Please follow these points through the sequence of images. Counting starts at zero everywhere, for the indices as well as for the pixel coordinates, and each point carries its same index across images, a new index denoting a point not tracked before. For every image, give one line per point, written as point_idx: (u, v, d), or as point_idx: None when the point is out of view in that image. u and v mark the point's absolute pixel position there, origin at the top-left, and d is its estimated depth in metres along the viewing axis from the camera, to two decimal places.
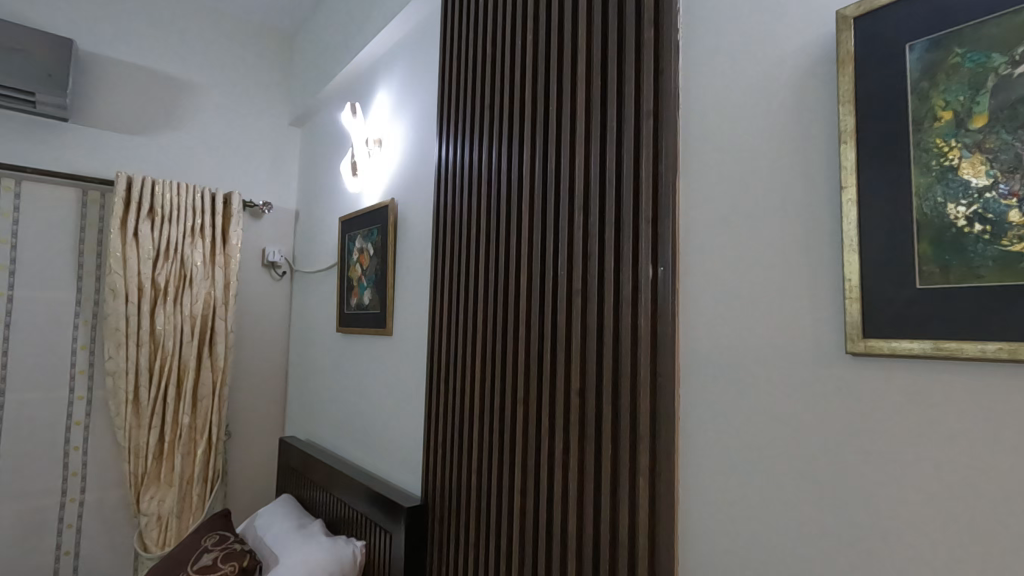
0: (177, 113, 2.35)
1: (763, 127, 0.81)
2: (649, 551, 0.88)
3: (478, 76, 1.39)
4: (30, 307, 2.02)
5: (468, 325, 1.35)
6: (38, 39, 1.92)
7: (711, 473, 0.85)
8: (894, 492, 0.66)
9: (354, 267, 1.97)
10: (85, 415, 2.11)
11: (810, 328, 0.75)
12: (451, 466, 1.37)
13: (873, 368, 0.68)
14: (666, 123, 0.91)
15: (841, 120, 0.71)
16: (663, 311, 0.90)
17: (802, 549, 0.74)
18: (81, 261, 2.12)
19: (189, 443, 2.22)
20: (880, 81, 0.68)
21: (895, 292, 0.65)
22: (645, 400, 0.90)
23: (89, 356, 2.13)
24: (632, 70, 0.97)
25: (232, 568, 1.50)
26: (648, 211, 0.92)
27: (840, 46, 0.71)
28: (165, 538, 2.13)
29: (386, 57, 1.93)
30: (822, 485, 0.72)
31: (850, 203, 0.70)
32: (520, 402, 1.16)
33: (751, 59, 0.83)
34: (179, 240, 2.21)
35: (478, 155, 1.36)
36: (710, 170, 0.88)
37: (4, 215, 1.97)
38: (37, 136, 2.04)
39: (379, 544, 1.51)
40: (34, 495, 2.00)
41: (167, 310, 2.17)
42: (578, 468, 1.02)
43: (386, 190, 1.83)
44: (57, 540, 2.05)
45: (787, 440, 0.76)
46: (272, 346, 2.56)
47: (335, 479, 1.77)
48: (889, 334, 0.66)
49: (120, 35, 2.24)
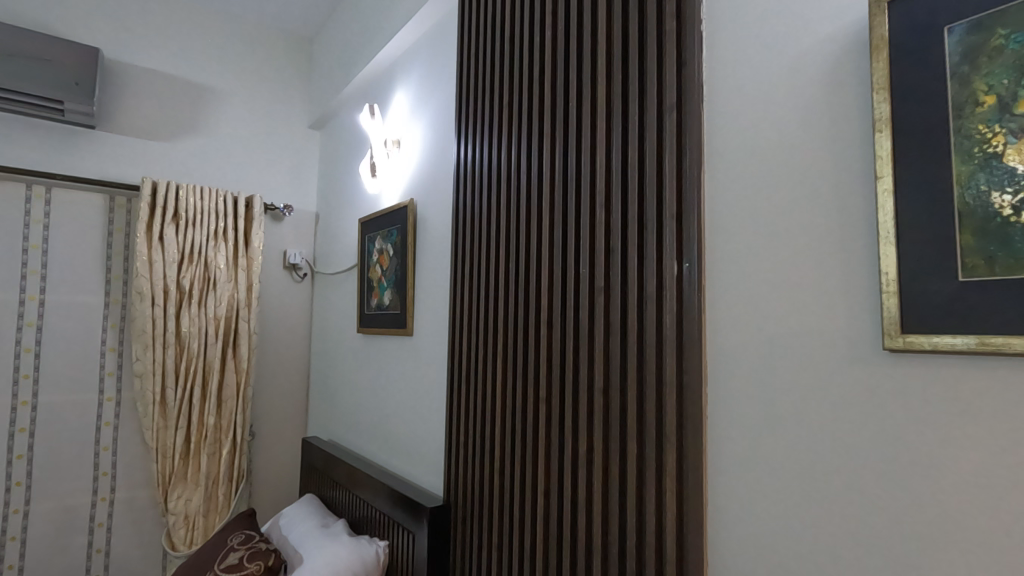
0: (200, 119, 2.40)
1: (792, 118, 0.79)
2: (676, 552, 0.86)
3: (496, 75, 1.38)
4: (61, 311, 2.07)
5: (488, 322, 1.35)
6: (65, 48, 1.97)
7: (741, 474, 0.83)
8: (938, 492, 0.63)
9: (374, 268, 1.98)
10: (114, 416, 2.16)
11: (845, 324, 0.72)
12: (473, 465, 1.36)
13: (912, 364, 0.66)
14: (689, 118, 0.89)
15: (875, 108, 0.68)
16: (690, 308, 0.88)
17: (836, 552, 0.72)
18: (109, 265, 2.16)
19: (215, 443, 2.25)
20: (916, 66, 0.65)
21: (936, 285, 0.63)
22: (671, 400, 0.89)
23: (118, 358, 2.17)
24: (654, 63, 0.95)
25: (258, 568, 1.52)
26: (672, 206, 0.90)
27: (873, 32, 0.68)
28: (193, 536, 2.18)
29: (403, 58, 1.94)
30: (857, 483, 0.70)
31: (886, 193, 0.67)
32: (542, 400, 1.15)
33: (779, 48, 0.81)
34: (202, 243, 2.24)
35: (497, 154, 1.35)
36: (736, 164, 0.86)
37: (35, 221, 2.03)
38: (65, 144, 2.10)
39: (402, 545, 1.51)
40: (66, 494, 2.05)
41: (191, 312, 2.20)
42: (602, 469, 1.01)
43: (406, 190, 1.84)
44: (89, 538, 2.09)
45: (821, 440, 0.74)
46: (294, 348, 2.59)
47: (358, 479, 1.78)
48: (930, 329, 0.63)
49: (143, 43, 2.28)
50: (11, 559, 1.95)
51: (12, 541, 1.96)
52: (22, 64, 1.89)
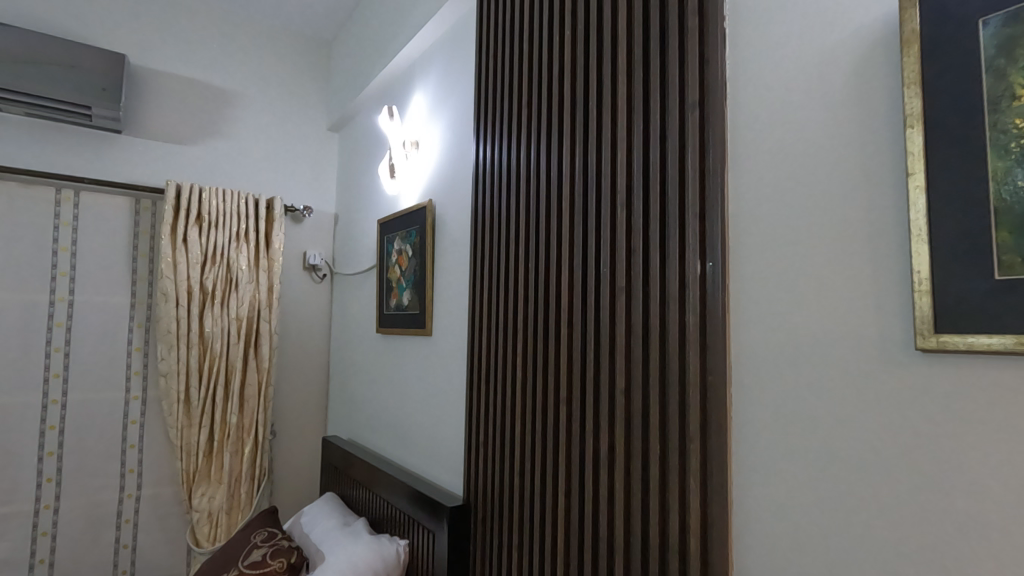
0: (223, 123, 2.44)
1: (819, 115, 0.78)
2: (700, 553, 0.85)
3: (515, 75, 1.38)
4: (89, 312, 2.12)
5: (508, 323, 1.35)
6: (93, 55, 2.02)
7: (768, 474, 0.82)
8: (971, 494, 0.62)
9: (393, 268, 1.99)
10: (140, 415, 2.20)
11: (874, 323, 0.71)
12: (493, 465, 1.36)
13: (945, 365, 0.64)
14: (713, 115, 0.88)
15: (906, 103, 0.67)
16: (713, 308, 0.87)
17: (863, 553, 0.71)
18: (135, 267, 2.21)
19: (237, 441, 2.29)
20: (950, 59, 0.64)
21: (971, 285, 0.61)
22: (694, 402, 0.87)
23: (143, 357, 2.22)
24: (676, 61, 0.94)
25: (281, 565, 1.54)
26: (695, 204, 0.89)
27: (904, 26, 0.67)
28: (216, 533, 2.21)
29: (421, 60, 1.95)
30: (888, 485, 0.69)
31: (918, 190, 0.66)
32: (562, 399, 1.15)
33: (805, 45, 0.80)
34: (225, 244, 2.27)
35: (516, 155, 1.36)
36: (761, 162, 0.85)
37: (64, 223, 2.08)
38: (93, 147, 2.15)
39: (422, 544, 1.52)
40: (94, 490, 2.10)
41: (214, 312, 2.24)
42: (624, 472, 1.00)
43: (424, 191, 1.85)
44: (116, 533, 2.14)
45: (849, 442, 0.73)
46: (315, 348, 2.62)
47: (377, 478, 1.79)
48: (965, 329, 0.62)
49: (167, 48, 2.33)
50: (43, 553, 2.00)
51: (43, 536, 2.01)
52: (51, 70, 1.94)
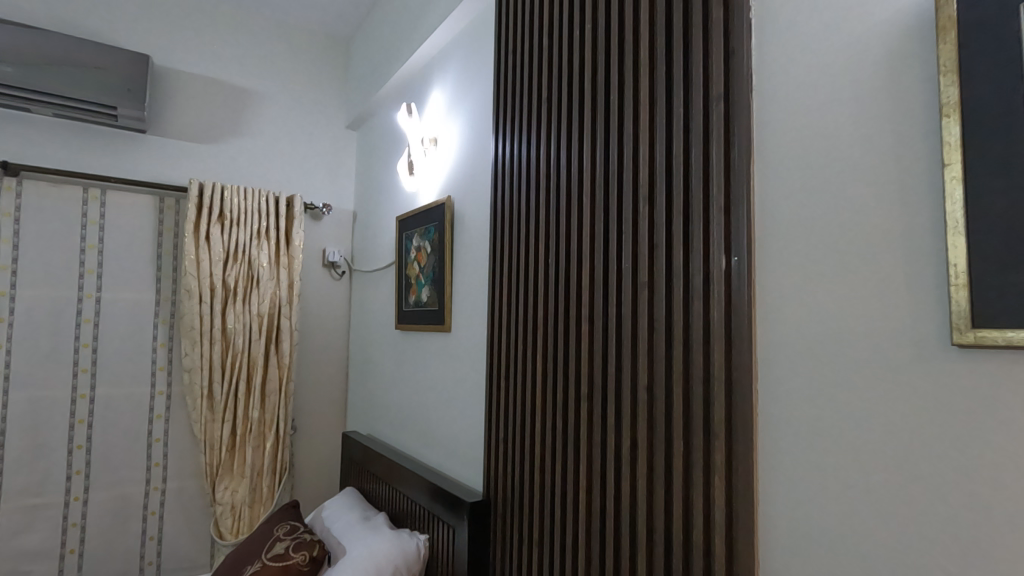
0: (244, 122, 2.47)
1: (849, 106, 0.77)
2: (725, 552, 0.84)
3: (536, 70, 1.38)
4: (115, 308, 2.16)
5: (528, 320, 1.35)
6: (121, 57, 2.06)
7: (794, 471, 0.80)
8: (1008, 493, 0.60)
9: (411, 265, 2.00)
10: (164, 410, 2.24)
11: (907, 318, 0.69)
12: (513, 461, 1.37)
13: (983, 360, 0.63)
14: (738, 108, 0.86)
15: (943, 92, 0.65)
16: (738, 303, 0.86)
17: (894, 553, 0.69)
18: (159, 264, 2.25)
19: (259, 436, 2.32)
20: (988, 44, 0.62)
21: (1012, 279, 0.59)
22: (720, 398, 0.86)
23: (168, 353, 2.26)
24: (700, 53, 0.92)
25: (303, 557, 1.56)
26: (720, 198, 0.88)
27: (939, 12, 0.65)
28: (238, 526, 2.25)
29: (439, 57, 1.95)
30: (920, 484, 0.67)
31: (954, 181, 0.64)
32: (584, 397, 1.15)
33: (836, 34, 0.78)
34: (246, 242, 2.30)
35: (536, 150, 1.35)
36: (788, 155, 0.84)
37: (92, 222, 2.13)
38: (119, 148, 2.19)
39: (442, 539, 1.53)
40: (120, 482, 2.15)
41: (236, 309, 2.27)
42: (646, 469, 0.99)
43: (443, 188, 1.85)
44: (142, 525, 2.18)
45: (881, 438, 0.71)
46: (334, 344, 2.65)
47: (397, 473, 1.80)
48: (1003, 324, 0.60)
49: (189, 49, 2.36)
50: (73, 543, 2.05)
51: (73, 527, 2.06)
52: (79, 72, 1.98)
